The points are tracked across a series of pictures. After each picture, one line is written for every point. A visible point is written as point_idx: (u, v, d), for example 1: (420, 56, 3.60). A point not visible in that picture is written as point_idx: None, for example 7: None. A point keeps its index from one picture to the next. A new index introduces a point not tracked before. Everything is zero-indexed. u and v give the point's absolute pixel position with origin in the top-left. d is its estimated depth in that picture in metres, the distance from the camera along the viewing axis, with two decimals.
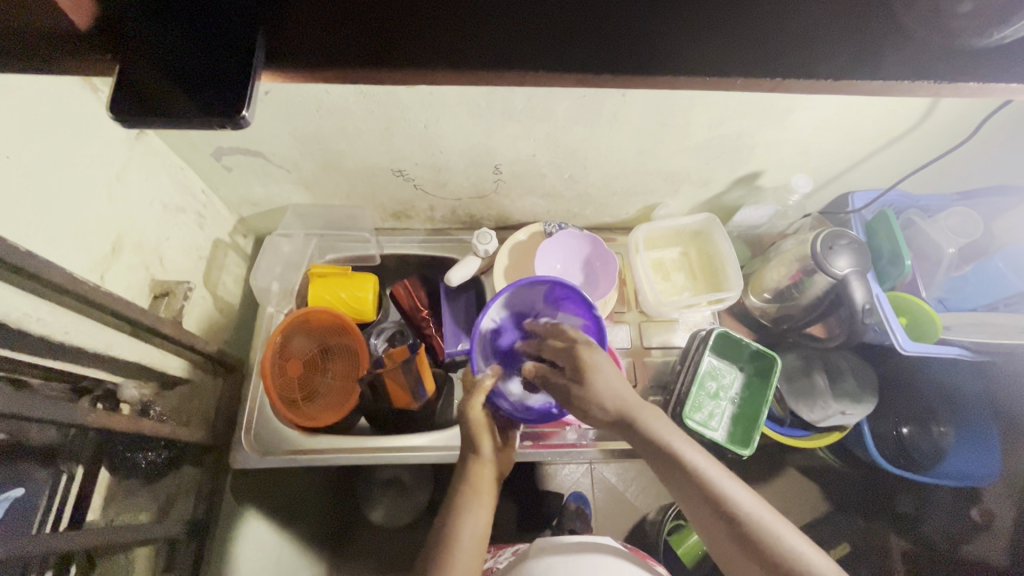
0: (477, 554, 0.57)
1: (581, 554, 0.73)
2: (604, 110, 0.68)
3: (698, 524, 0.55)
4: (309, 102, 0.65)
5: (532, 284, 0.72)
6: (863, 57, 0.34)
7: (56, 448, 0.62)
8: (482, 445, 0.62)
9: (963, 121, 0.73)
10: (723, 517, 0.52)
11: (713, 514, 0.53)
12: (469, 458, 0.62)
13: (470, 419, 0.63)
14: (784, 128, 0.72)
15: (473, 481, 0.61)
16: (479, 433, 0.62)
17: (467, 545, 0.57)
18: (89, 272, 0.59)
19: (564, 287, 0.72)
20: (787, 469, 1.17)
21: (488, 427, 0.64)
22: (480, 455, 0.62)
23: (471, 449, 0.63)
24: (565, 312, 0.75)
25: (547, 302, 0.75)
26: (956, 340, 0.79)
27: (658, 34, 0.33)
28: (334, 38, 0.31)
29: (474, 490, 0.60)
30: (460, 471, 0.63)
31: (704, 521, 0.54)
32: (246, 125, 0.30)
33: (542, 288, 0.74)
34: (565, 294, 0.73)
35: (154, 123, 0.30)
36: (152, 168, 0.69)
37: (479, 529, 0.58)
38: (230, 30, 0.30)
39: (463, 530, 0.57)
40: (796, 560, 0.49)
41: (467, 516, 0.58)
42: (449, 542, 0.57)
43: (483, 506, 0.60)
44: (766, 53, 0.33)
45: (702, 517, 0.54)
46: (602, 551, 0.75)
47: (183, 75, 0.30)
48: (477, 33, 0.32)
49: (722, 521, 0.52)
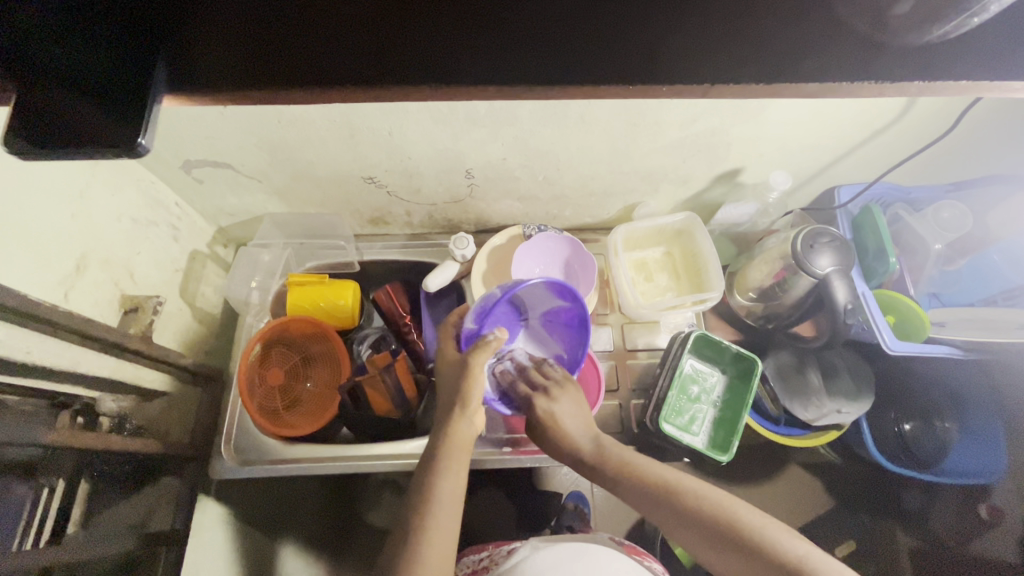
0: (455, 515, 0.53)
1: (573, 546, 0.71)
2: (569, 113, 0.66)
3: (669, 531, 0.58)
4: (269, 112, 0.65)
5: (554, 295, 0.71)
6: (789, 57, 0.32)
7: (35, 463, 0.61)
8: (471, 403, 0.60)
9: (945, 113, 0.70)
10: (682, 514, 0.56)
11: (682, 518, 0.56)
12: (455, 413, 0.59)
13: (466, 378, 0.60)
14: (757, 125, 0.70)
15: (454, 439, 0.58)
16: (474, 391, 0.60)
17: (445, 503, 0.53)
18: (52, 290, 0.60)
19: (574, 315, 0.71)
20: (790, 467, 1.13)
21: (480, 391, 0.61)
22: (466, 411, 0.59)
23: (457, 405, 0.60)
24: (555, 333, 0.75)
25: (549, 315, 0.74)
26: (945, 339, 0.77)
27: (573, 48, 0.31)
28: (237, 60, 0.31)
29: (455, 446, 0.57)
30: (441, 428, 0.59)
31: (672, 526, 0.57)
32: (145, 152, 0.30)
33: (554, 303, 0.72)
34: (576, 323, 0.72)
35: (41, 146, 0.29)
36: (116, 183, 0.69)
37: (458, 487, 0.55)
38: (127, 50, 0.30)
39: (443, 487, 0.54)
40: (758, 532, 0.53)
41: (446, 473, 0.55)
42: (426, 497, 0.53)
43: (462, 465, 0.56)
44: (695, 54, 0.32)
45: (665, 518, 0.57)
46: (595, 548, 0.71)
47: (91, 99, 0.29)
48: (385, 48, 0.31)
49: (689, 521, 0.56)
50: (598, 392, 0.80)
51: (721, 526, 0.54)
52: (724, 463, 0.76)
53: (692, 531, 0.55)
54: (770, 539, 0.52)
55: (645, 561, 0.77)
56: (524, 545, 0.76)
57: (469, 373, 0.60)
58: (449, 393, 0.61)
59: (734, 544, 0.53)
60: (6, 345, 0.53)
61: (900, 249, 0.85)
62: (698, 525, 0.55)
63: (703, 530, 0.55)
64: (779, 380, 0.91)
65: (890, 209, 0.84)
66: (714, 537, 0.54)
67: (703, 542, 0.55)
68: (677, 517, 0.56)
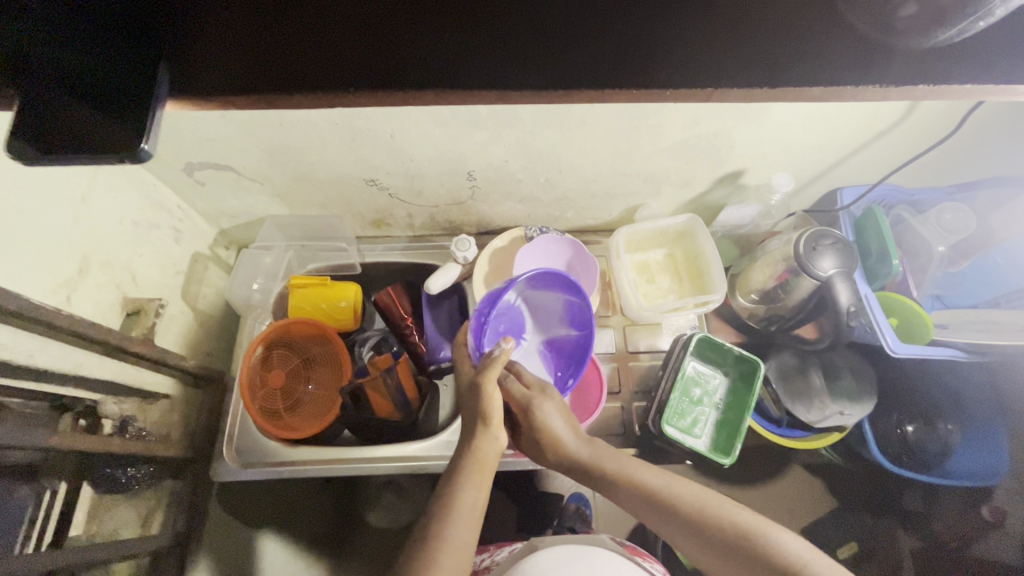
0: (472, 531, 0.53)
1: (575, 548, 0.70)
2: (572, 115, 0.66)
3: (676, 541, 0.58)
4: (270, 115, 0.65)
5: (564, 319, 0.74)
6: (793, 60, 0.31)
7: (37, 465, 0.62)
8: (492, 420, 0.59)
9: (949, 116, 0.70)
10: (684, 521, 0.56)
11: (684, 524, 0.56)
12: (477, 430, 0.58)
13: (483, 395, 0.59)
14: (759, 127, 0.70)
15: (476, 455, 0.57)
16: (493, 408, 0.59)
17: (464, 519, 0.53)
18: (54, 294, 0.60)
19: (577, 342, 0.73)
20: (792, 468, 1.13)
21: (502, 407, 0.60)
22: (488, 429, 0.58)
23: (479, 422, 0.59)
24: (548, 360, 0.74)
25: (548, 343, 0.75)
26: (948, 341, 0.76)
27: (577, 50, 0.31)
28: (239, 65, 0.31)
29: (477, 464, 0.57)
30: (464, 444, 0.59)
31: (678, 536, 0.57)
32: (148, 157, 0.29)
33: (560, 328, 0.74)
34: (577, 321, 0.73)
35: (43, 151, 0.29)
36: (118, 186, 0.69)
37: (478, 504, 0.55)
38: (130, 56, 0.30)
39: (462, 503, 0.54)
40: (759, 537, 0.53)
41: (466, 489, 0.55)
42: (443, 512, 0.53)
43: (484, 482, 0.56)
44: (699, 57, 0.32)
45: (672, 529, 0.57)
46: (595, 549, 0.71)
47: (92, 103, 0.29)
48: (387, 51, 0.31)
49: (691, 528, 0.55)
50: (600, 394, 0.80)
51: (722, 531, 0.54)
52: (727, 465, 0.76)
53: (693, 537, 0.55)
54: (769, 543, 0.52)
55: (646, 562, 0.76)
56: (524, 546, 0.76)
57: (484, 390, 0.59)
58: (470, 408, 0.61)
59: (733, 548, 0.53)
60: (9, 348, 0.53)
61: (903, 251, 0.84)
62: (700, 531, 0.55)
63: (706, 537, 0.55)
64: (782, 382, 0.91)
65: (893, 211, 0.84)
66: (716, 545, 0.54)
67: (704, 549, 0.55)
68: (679, 524, 0.56)
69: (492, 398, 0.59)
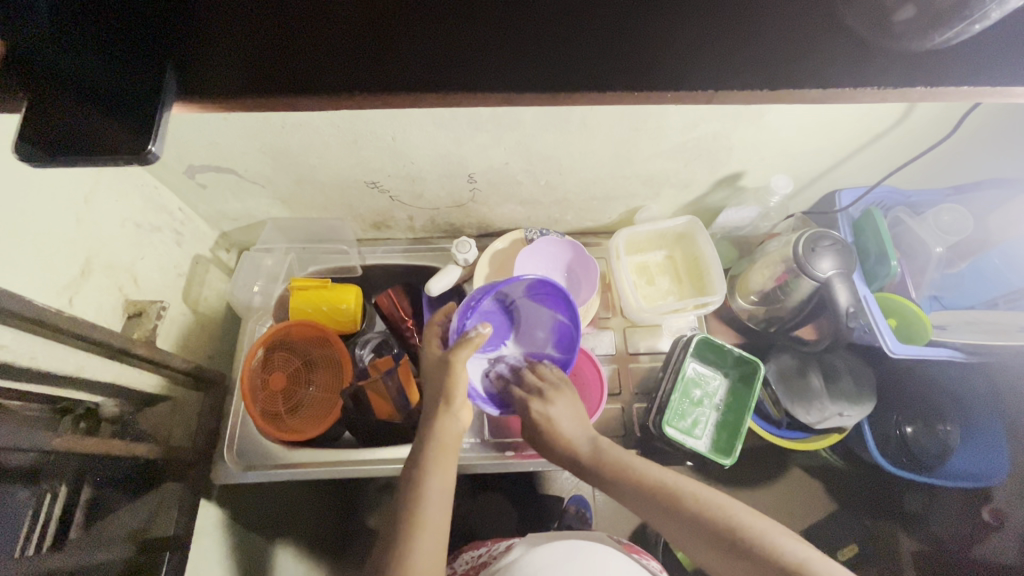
0: (444, 514, 0.53)
1: (572, 542, 0.71)
2: (572, 118, 0.66)
3: (673, 539, 0.58)
4: (272, 118, 0.65)
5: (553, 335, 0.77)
6: (793, 66, 0.32)
7: (36, 468, 0.60)
8: (456, 399, 0.61)
9: (945, 118, 0.71)
10: (681, 513, 0.56)
11: (680, 520, 0.56)
12: (439, 410, 0.60)
13: (448, 375, 0.62)
14: (759, 130, 0.70)
15: (440, 435, 0.59)
16: (457, 388, 0.61)
17: (435, 501, 0.53)
18: (55, 297, 0.59)
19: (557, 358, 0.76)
20: (792, 470, 1.12)
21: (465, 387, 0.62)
22: (451, 408, 0.60)
23: (442, 403, 0.61)
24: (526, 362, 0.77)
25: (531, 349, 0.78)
26: (946, 341, 0.77)
27: (576, 56, 0.32)
28: (244, 68, 0.31)
29: (441, 444, 0.58)
30: (427, 426, 0.60)
31: (674, 533, 0.57)
32: (156, 160, 0.30)
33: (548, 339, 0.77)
34: (564, 342, 0.76)
35: (49, 155, 0.29)
36: (120, 188, 0.69)
37: (445, 487, 0.55)
38: (136, 61, 0.30)
39: (431, 487, 0.54)
40: (757, 537, 0.53)
41: (434, 472, 0.55)
42: (416, 495, 0.54)
43: (448, 464, 0.57)
44: (700, 60, 0.32)
45: (667, 524, 0.57)
46: (592, 544, 0.71)
47: (103, 106, 0.30)
48: (393, 58, 0.31)
49: (687, 522, 0.56)
50: (601, 396, 0.80)
51: (717, 526, 0.54)
52: (728, 466, 0.76)
53: (668, 516, 0.57)
54: (771, 545, 0.52)
55: (643, 560, 0.76)
56: (520, 541, 0.76)
57: (449, 370, 0.62)
58: (432, 391, 0.63)
59: (732, 545, 0.53)
60: (11, 350, 0.53)
61: (901, 253, 0.85)
62: (697, 525, 0.55)
63: (704, 532, 0.55)
64: (781, 384, 0.90)
65: (892, 212, 0.85)
66: (714, 537, 0.54)
67: (680, 529, 0.56)
68: (676, 518, 0.56)
69: (456, 379, 0.62)
